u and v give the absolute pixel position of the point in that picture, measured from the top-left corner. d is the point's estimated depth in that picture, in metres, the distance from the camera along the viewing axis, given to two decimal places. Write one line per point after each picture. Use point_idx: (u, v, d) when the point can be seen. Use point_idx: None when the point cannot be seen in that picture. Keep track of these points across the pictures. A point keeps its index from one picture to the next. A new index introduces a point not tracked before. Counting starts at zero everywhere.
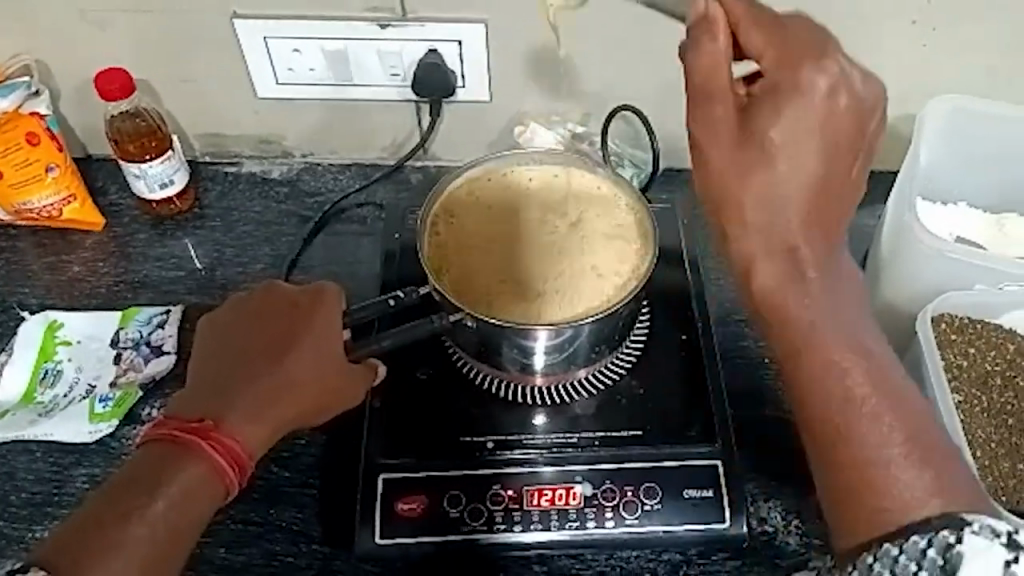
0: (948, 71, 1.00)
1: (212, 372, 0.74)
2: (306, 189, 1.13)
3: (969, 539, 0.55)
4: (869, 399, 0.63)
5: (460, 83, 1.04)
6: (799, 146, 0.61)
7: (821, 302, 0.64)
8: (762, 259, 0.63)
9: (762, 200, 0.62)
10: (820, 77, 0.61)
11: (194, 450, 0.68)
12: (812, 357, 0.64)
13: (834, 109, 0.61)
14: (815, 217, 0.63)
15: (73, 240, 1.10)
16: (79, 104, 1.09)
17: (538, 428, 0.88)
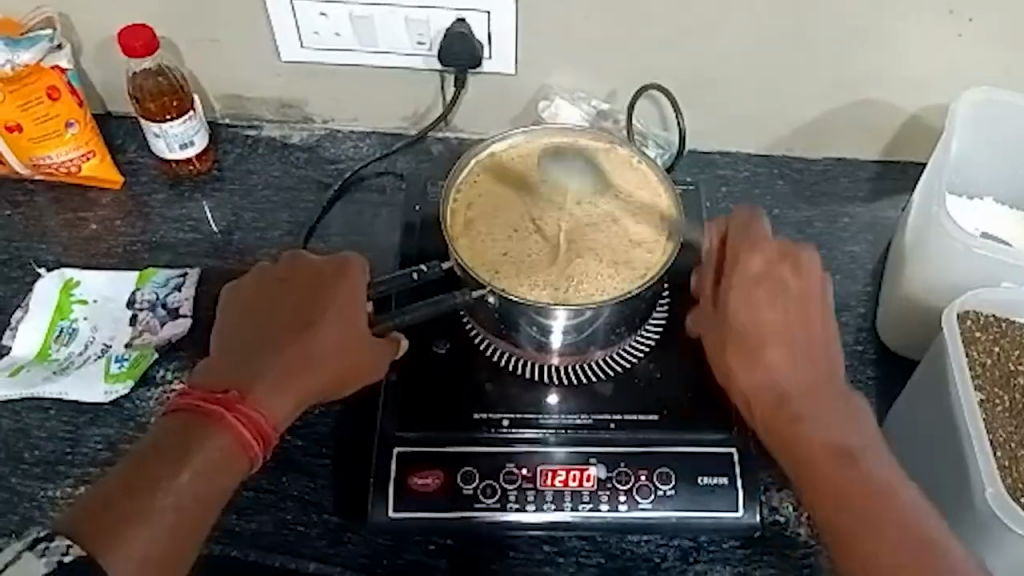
0: (971, 59, 0.98)
1: (242, 336, 0.74)
2: (326, 156, 1.12)
3: None
4: (878, 492, 0.68)
5: (486, 54, 1.02)
6: (758, 302, 0.77)
7: (827, 425, 0.72)
8: (758, 406, 0.75)
9: (747, 358, 0.76)
10: (757, 255, 0.79)
11: (220, 422, 0.68)
12: (820, 459, 0.71)
13: (769, 269, 0.79)
14: (796, 362, 0.75)
15: (91, 198, 1.09)
16: (100, 60, 1.08)
17: (553, 408, 0.87)
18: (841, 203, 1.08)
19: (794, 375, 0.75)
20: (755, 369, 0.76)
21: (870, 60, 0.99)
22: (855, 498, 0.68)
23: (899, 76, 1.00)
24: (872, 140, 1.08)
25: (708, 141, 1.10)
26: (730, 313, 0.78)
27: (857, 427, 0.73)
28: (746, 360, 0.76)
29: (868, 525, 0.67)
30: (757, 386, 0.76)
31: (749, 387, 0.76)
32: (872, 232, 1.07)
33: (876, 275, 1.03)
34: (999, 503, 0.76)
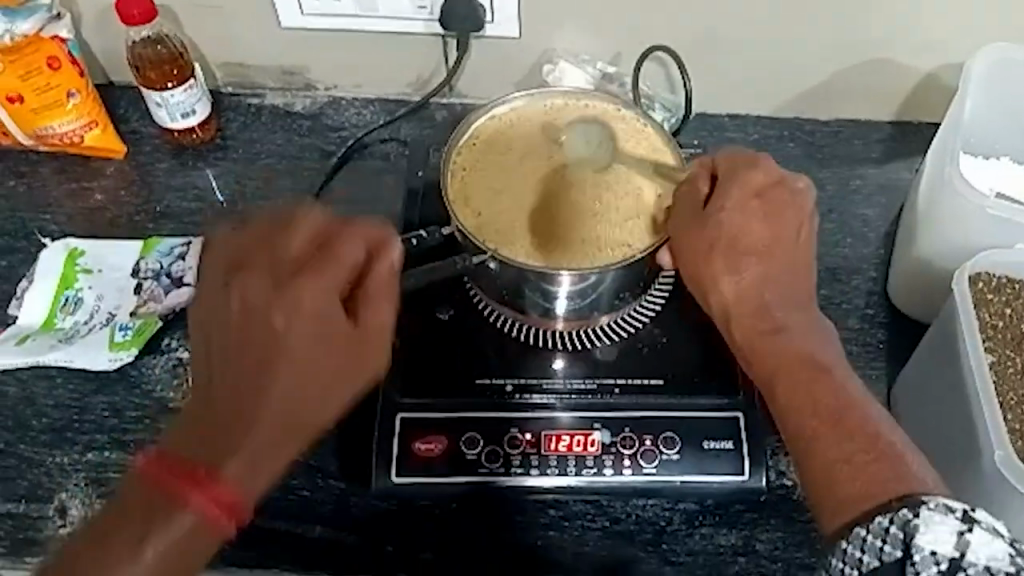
0: (986, 14, 0.95)
1: (218, 365, 0.65)
2: (329, 124, 1.10)
3: (925, 514, 0.59)
4: (846, 402, 0.70)
5: (488, 17, 1.00)
6: (744, 219, 0.77)
7: (799, 338, 0.74)
8: (736, 313, 0.76)
9: (729, 265, 0.76)
10: (756, 172, 0.78)
11: (184, 500, 0.61)
12: (790, 370, 0.72)
13: (754, 187, 0.78)
14: (777, 276, 0.76)
15: (95, 167, 1.09)
16: (100, 28, 1.07)
17: (558, 372, 0.87)
18: (852, 165, 1.06)
19: (769, 289, 0.76)
20: (730, 285, 0.76)
21: (882, 18, 0.97)
22: (824, 406, 0.70)
23: (912, 34, 0.98)
24: (885, 101, 1.06)
25: (717, 103, 1.08)
26: (710, 226, 0.77)
27: (825, 343, 0.74)
28: (725, 274, 0.76)
29: (834, 431, 0.68)
30: (734, 300, 0.76)
31: (727, 294, 0.76)
32: (884, 194, 1.04)
33: (888, 237, 1.02)
34: (1009, 466, 0.75)
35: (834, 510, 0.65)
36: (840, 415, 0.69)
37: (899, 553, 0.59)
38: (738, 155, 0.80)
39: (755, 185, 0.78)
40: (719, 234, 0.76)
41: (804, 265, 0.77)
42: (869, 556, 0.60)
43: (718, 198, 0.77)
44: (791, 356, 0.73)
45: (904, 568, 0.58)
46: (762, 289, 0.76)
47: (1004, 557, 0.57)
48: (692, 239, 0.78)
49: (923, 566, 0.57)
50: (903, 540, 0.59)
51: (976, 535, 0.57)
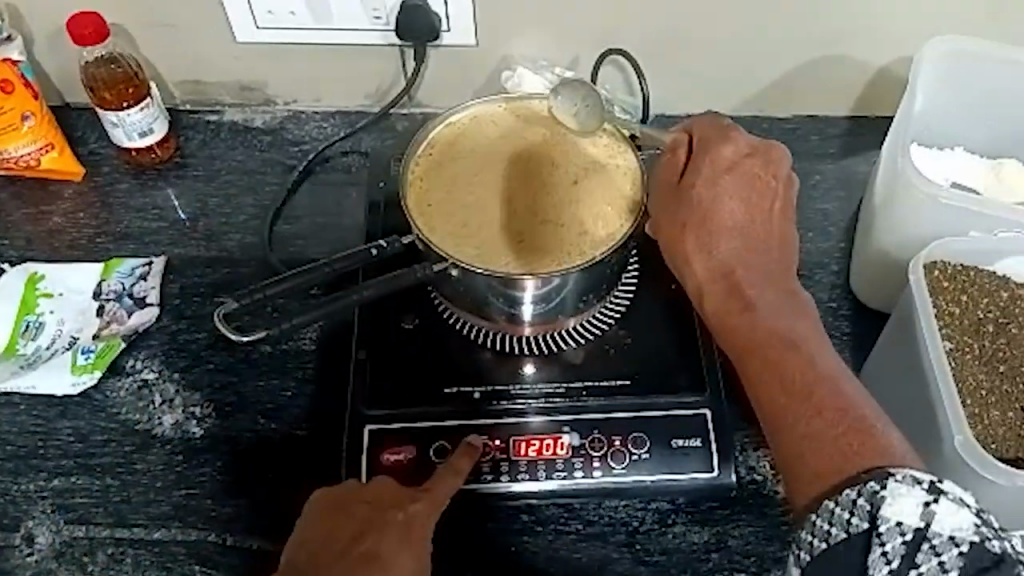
0: (933, 8, 0.97)
1: (338, 530, 0.74)
2: (290, 138, 1.10)
3: (892, 485, 0.60)
4: (817, 375, 0.70)
5: (444, 26, 1.01)
6: (721, 192, 0.77)
7: (771, 311, 0.74)
8: (710, 292, 0.77)
9: (702, 243, 0.77)
10: (728, 146, 0.78)
11: None
12: (765, 345, 0.72)
13: (731, 160, 0.78)
14: (752, 251, 0.76)
15: (53, 190, 1.07)
16: (53, 49, 1.06)
17: (526, 377, 0.87)
18: (810, 161, 1.08)
19: (745, 264, 0.76)
20: (705, 262, 0.77)
21: (832, 14, 0.98)
22: (796, 380, 0.70)
23: (863, 29, 0.99)
24: (840, 96, 1.07)
25: (676, 104, 1.09)
26: (688, 202, 0.78)
27: (800, 315, 0.74)
28: (699, 249, 0.77)
29: (804, 407, 0.68)
30: (710, 277, 0.77)
31: (699, 273, 0.77)
32: (842, 187, 1.06)
33: (848, 230, 1.03)
34: (969, 449, 0.76)
35: (804, 486, 0.66)
36: (810, 389, 0.69)
37: (866, 524, 0.59)
38: (713, 127, 0.80)
39: (727, 157, 0.78)
40: (691, 214, 0.77)
41: (779, 237, 0.78)
42: (837, 528, 0.61)
43: (696, 172, 0.78)
44: (765, 330, 0.73)
45: (871, 540, 0.59)
46: (738, 264, 0.76)
47: (969, 528, 0.58)
48: (674, 213, 0.78)
49: (889, 537, 0.58)
50: (870, 512, 0.60)
51: (942, 506, 0.58)
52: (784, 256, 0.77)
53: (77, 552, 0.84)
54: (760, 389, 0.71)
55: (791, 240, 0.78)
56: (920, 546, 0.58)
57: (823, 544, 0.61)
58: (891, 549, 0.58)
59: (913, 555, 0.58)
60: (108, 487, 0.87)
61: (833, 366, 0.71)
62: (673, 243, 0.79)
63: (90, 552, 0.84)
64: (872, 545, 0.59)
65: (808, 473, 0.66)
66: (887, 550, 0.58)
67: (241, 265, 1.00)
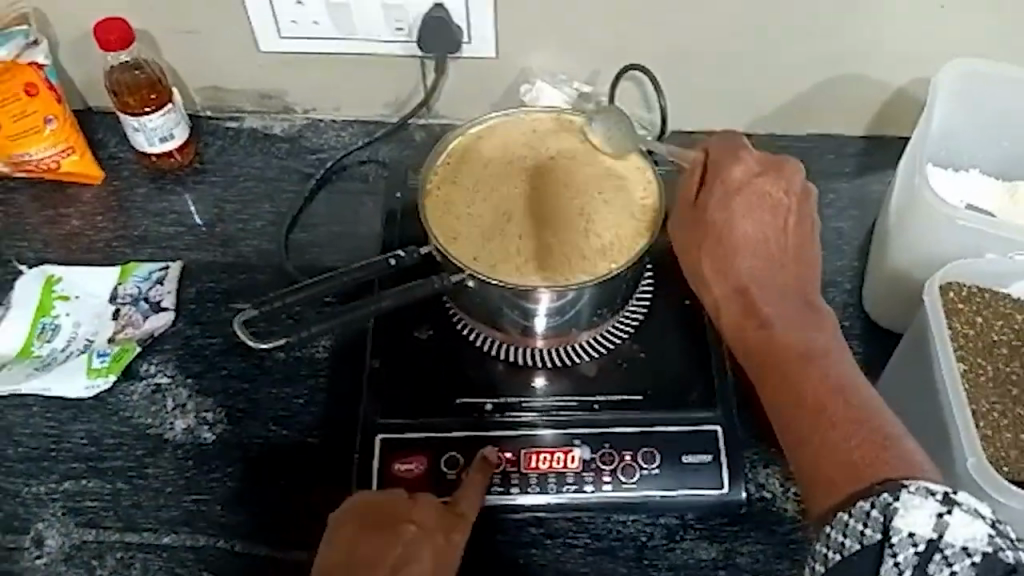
0: (952, 30, 0.97)
1: (375, 537, 0.74)
2: (308, 146, 1.11)
3: (906, 497, 0.60)
4: (832, 391, 0.70)
5: (465, 39, 1.01)
6: (734, 212, 0.76)
7: (788, 326, 0.75)
8: (727, 310, 0.77)
9: (717, 264, 0.77)
10: (738, 164, 0.77)
11: None
12: (780, 363, 0.73)
13: (744, 178, 0.77)
14: (767, 269, 0.76)
15: (72, 194, 1.08)
16: (77, 55, 1.07)
17: (538, 390, 0.87)
18: (826, 180, 1.08)
19: (761, 281, 0.76)
20: (721, 281, 0.77)
21: (850, 35, 0.98)
22: (812, 396, 0.70)
23: (881, 50, 1.00)
24: (856, 116, 1.07)
25: (691, 121, 1.09)
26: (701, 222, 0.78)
27: (820, 330, 0.75)
28: (715, 269, 0.77)
29: (819, 422, 0.69)
30: (726, 296, 0.77)
31: (717, 293, 0.77)
32: (857, 207, 1.06)
33: (862, 250, 1.03)
34: (982, 471, 0.76)
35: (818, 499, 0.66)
36: (825, 405, 0.69)
37: (879, 535, 0.59)
38: (725, 144, 0.79)
39: (737, 178, 0.77)
40: (705, 233, 0.77)
41: (795, 253, 0.77)
42: (850, 540, 0.61)
43: (709, 192, 0.78)
44: (781, 347, 0.74)
45: (883, 550, 0.59)
46: (754, 282, 0.76)
47: (982, 538, 0.57)
48: (690, 232, 0.78)
49: (901, 548, 0.58)
50: (883, 524, 0.59)
51: (955, 517, 0.58)
52: (801, 273, 0.77)
53: (86, 556, 0.85)
54: (776, 404, 0.72)
55: (810, 257, 0.78)
56: (932, 557, 0.57)
57: (836, 555, 0.61)
58: (903, 559, 0.58)
59: (925, 566, 0.58)
60: (119, 491, 0.88)
61: (850, 381, 0.71)
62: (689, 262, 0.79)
63: (99, 555, 0.85)
64: (884, 556, 0.59)
65: (823, 487, 0.66)
66: (899, 561, 0.58)
67: (257, 272, 1.01)
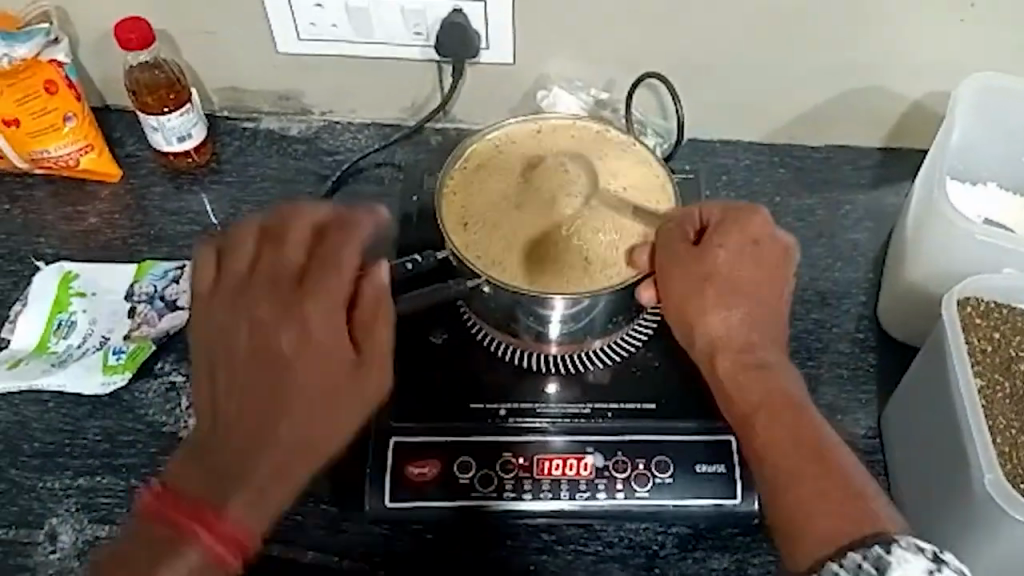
0: (972, 45, 0.97)
1: (231, 338, 0.67)
2: (324, 148, 1.11)
3: (898, 551, 0.60)
4: (819, 442, 0.71)
5: (483, 44, 1.01)
6: (741, 265, 0.77)
7: (773, 377, 0.74)
8: (720, 352, 0.76)
9: (719, 303, 0.76)
10: (751, 222, 0.78)
11: (192, 542, 0.63)
12: (770, 411, 0.73)
13: (756, 238, 0.78)
14: (761, 323, 0.77)
15: (90, 191, 1.09)
16: (97, 53, 1.08)
17: (551, 397, 0.87)
18: (842, 191, 1.08)
19: (754, 331, 0.76)
20: (717, 326, 0.76)
21: (869, 47, 0.98)
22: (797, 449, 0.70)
23: (900, 63, 0.99)
24: (874, 127, 1.07)
25: (707, 130, 1.09)
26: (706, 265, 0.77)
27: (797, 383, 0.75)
28: (713, 311, 0.76)
29: (808, 471, 0.69)
30: (719, 341, 0.76)
31: (716, 331, 0.76)
32: (872, 219, 1.06)
33: (878, 262, 1.03)
34: (998, 488, 0.76)
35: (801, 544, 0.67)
36: (814, 455, 0.70)
37: None
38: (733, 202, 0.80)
39: (748, 234, 0.78)
40: (710, 276, 0.77)
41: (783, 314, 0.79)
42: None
43: (717, 240, 0.78)
44: (769, 396, 0.73)
45: None
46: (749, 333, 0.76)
47: None
48: (690, 272, 0.77)
49: None
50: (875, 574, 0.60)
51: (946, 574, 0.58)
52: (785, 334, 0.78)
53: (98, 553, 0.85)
54: (759, 449, 0.72)
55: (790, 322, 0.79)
56: None
57: None
58: None
59: None
60: (133, 488, 0.88)
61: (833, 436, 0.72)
62: (682, 300, 0.77)
63: None
64: None
65: (806, 532, 0.67)
66: None
67: None
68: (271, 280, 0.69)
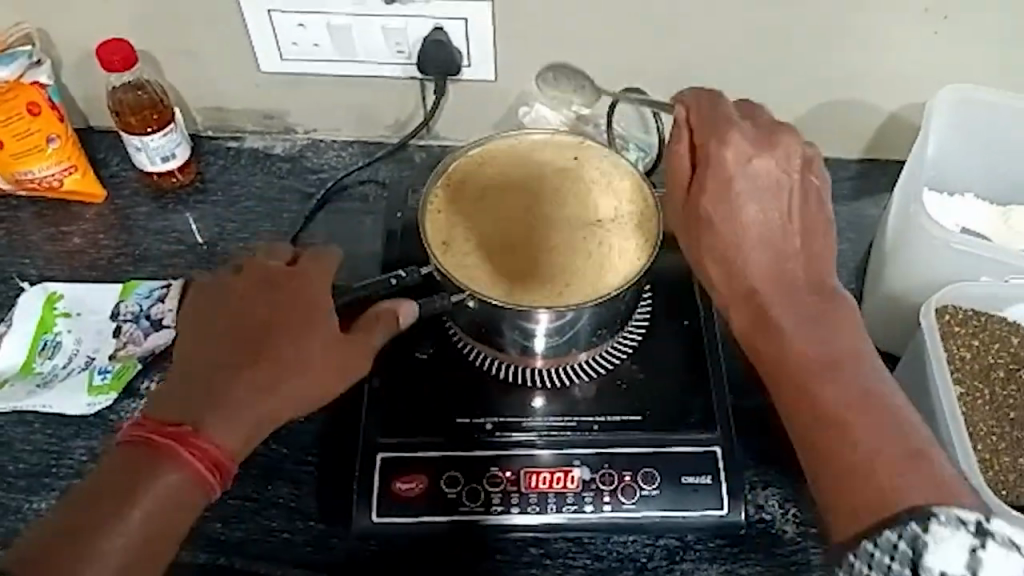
0: (947, 58, 0.99)
1: (229, 313, 0.73)
2: (309, 166, 1.12)
3: (936, 529, 0.56)
4: (854, 398, 0.65)
5: (465, 61, 1.03)
6: (737, 201, 0.72)
7: (803, 331, 0.69)
8: (738, 309, 0.72)
9: (727, 259, 0.72)
10: (729, 147, 0.72)
11: (172, 459, 0.66)
12: (797, 369, 0.68)
13: (750, 166, 0.72)
14: (777, 263, 0.71)
15: (74, 212, 1.09)
16: (80, 74, 1.08)
17: (537, 410, 0.88)
18: None
19: (777, 277, 0.71)
20: (731, 279, 0.72)
21: (845, 61, 1.00)
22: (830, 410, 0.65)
23: (876, 76, 1.01)
24: (852, 140, 1.09)
25: None
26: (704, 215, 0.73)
27: (838, 331, 0.69)
28: (724, 264, 0.72)
29: (842, 431, 0.64)
30: (738, 295, 0.72)
31: (732, 285, 0.72)
32: (853, 230, 1.07)
33: (859, 273, 1.04)
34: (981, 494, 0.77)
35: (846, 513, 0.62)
36: (846, 412, 0.65)
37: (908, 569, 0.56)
38: (714, 121, 0.74)
39: (733, 162, 0.72)
40: (709, 225, 0.73)
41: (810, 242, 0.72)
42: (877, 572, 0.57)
43: (705, 178, 0.73)
44: (796, 351, 0.68)
45: None
46: (766, 280, 0.71)
47: None
48: (691, 227, 0.74)
49: None
50: (912, 557, 0.56)
51: (989, 553, 0.54)
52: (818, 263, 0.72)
53: None
54: (792, 409, 0.67)
55: (826, 249, 0.72)
56: None
57: None
58: None
59: None
60: None
61: (875, 386, 0.66)
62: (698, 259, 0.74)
63: None
64: None
65: (851, 500, 0.62)
66: None
67: None
68: (268, 273, 0.75)
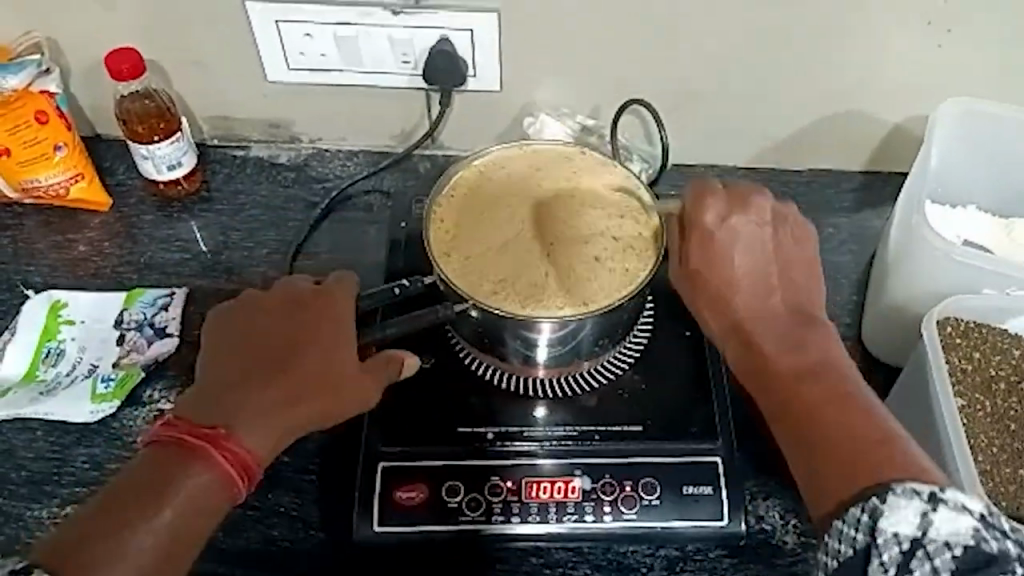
0: (949, 71, 0.99)
1: (257, 329, 0.74)
2: (314, 175, 1.12)
3: (892, 499, 0.57)
4: (832, 398, 0.67)
5: (471, 72, 1.03)
6: (720, 245, 0.77)
7: (781, 350, 0.71)
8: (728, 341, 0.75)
9: (714, 297, 0.76)
10: (711, 199, 0.78)
11: (203, 461, 0.66)
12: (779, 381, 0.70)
13: (731, 215, 0.77)
14: (762, 298, 0.75)
15: (80, 220, 1.10)
16: (88, 83, 1.09)
17: (539, 420, 0.88)
18: (825, 214, 1.09)
19: (760, 310, 0.74)
20: (719, 317, 0.76)
21: (848, 74, 1.00)
22: (810, 410, 0.66)
23: (879, 89, 1.02)
24: (855, 152, 1.09)
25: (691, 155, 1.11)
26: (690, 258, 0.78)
27: (819, 346, 0.71)
28: (711, 302, 0.76)
29: (818, 427, 0.65)
30: (726, 329, 0.75)
31: (721, 323, 0.76)
32: (856, 241, 1.07)
33: (861, 284, 1.04)
34: None
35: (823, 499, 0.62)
36: (820, 410, 0.66)
37: (866, 538, 0.57)
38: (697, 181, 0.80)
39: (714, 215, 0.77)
40: (696, 266, 0.77)
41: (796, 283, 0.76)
42: (845, 546, 0.58)
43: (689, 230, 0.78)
44: (773, 367, 0.71)
45: (871, 551, 0.56)
46: (749, 313, 0.75)
47: (965, 532, 0.55)
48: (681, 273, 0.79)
49: (886, 548, 0.55)
50: (871, 526, 0.57)
51: (939, 515, 0.55)
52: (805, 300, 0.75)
53: None
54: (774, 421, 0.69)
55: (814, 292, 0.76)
56: (915, 553, 0.55)
57: (835, 562, 0.58)
58: (888, 559, 0.55)
59: (908, 564, 0.55)
60: None
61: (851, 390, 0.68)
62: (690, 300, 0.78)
63: None
64: (871, 557, 0.56)
65: (824, 487, 0.62)
66: (884, 560, 0.55)
67: None
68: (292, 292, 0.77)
